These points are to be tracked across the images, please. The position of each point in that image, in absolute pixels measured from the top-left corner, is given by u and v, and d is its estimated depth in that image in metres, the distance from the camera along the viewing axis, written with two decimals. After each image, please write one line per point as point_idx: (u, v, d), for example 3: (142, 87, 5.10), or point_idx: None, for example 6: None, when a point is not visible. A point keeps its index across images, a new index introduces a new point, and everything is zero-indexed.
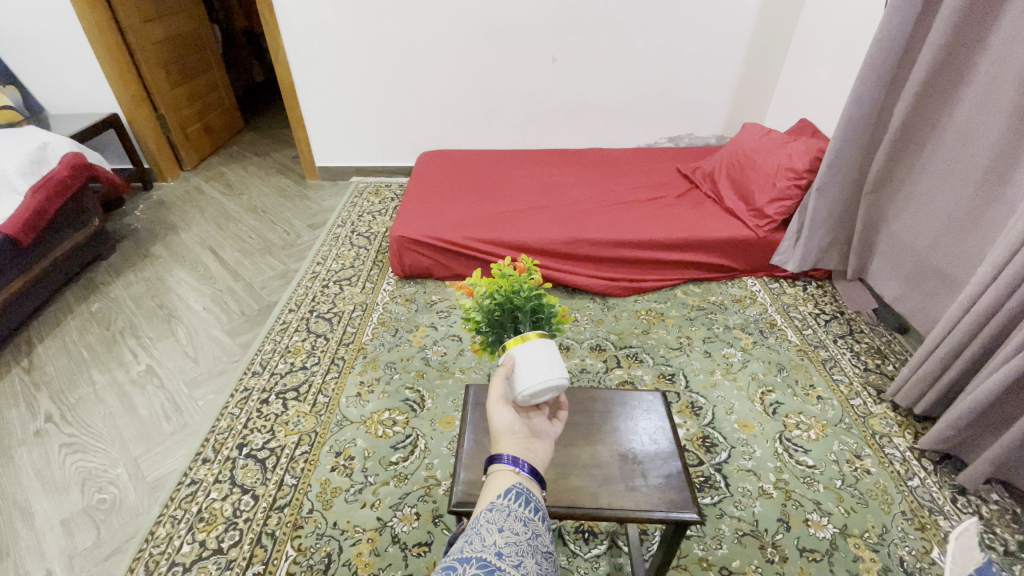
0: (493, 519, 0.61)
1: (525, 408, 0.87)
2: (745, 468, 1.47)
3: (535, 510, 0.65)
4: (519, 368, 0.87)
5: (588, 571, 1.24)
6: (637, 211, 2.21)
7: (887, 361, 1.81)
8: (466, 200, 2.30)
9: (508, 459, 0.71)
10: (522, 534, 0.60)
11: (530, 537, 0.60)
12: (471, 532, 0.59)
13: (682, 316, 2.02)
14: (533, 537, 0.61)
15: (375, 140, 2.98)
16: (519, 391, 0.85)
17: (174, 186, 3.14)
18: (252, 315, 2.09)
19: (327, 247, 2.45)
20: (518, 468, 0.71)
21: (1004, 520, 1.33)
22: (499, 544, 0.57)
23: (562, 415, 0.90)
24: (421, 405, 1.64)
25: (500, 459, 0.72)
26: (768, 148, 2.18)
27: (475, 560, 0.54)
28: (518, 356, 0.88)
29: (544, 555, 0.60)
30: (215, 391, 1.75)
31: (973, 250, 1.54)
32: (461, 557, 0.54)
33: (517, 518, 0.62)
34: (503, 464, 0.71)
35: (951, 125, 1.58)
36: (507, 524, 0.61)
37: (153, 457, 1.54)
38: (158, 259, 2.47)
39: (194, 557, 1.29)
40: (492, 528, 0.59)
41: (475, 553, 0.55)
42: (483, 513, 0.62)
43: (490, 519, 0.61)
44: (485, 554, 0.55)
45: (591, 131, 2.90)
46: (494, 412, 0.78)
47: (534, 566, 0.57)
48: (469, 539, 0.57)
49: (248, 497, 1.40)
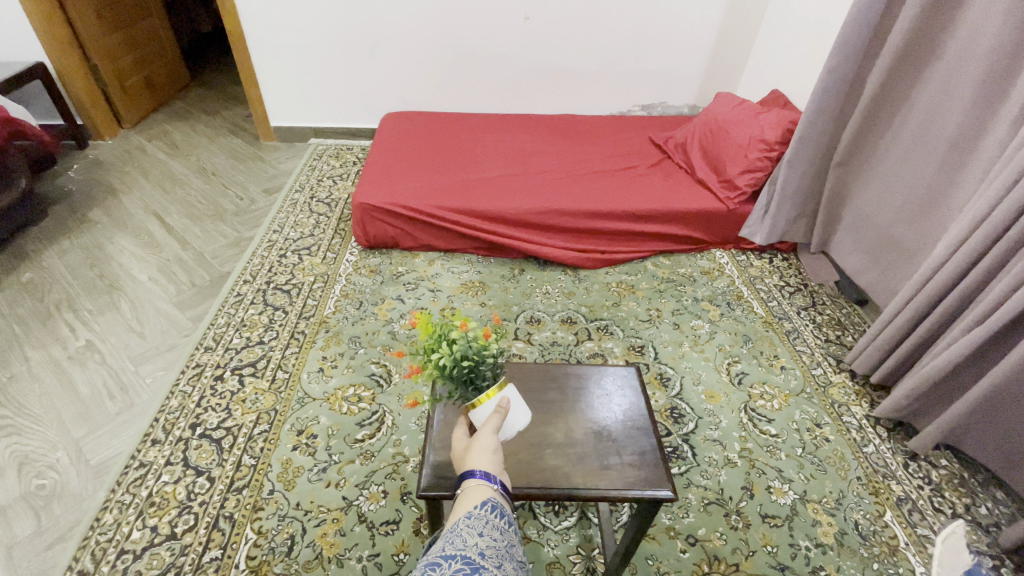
0: (472, 524, 0.64)
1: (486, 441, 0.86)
2: (712, 438, 1.50)
3: (509, 523, 0.68)
4: (517, 402, 0.90)
5: (557, 544, 1.24)
6: (609, 181, 2.17)
7: (846, 332, 1.86)
8: (433, 165, 2.20)
9: (480, 474, 0.72)
10: (499, 541, 0.63)
11: (507, 545, 0.63)
12: (452, 533, 0.62)
13: (652, 288, 2.01)
14: (509, 546, 0.63)
15: (335, 99, 2.80)
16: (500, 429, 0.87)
17: (112, 145, 2.89)
18: (203, 286, 1.96)
19: (284, 214, 2.31)
20: (491, 483, 0.71)
21: (952, 484, 1.39)
22: (480, 545, 0.60)
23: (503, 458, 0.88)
24: (387, 380, 1.59)
25: (473, 474, 0.72)
26: (740, 119, 2.15)
27: (459, 557, 0.57)
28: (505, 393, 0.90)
29: (518, 563, 0.63)
30: (163, 367, 1.64)
31: (934, 224, 1.58)
32: (445, 554, 0.57)
33: (495, 528, 0.64)
34: (476, 480, 0.71)
35: (919, 101, 1.58)
36: (487, 530, 0.64)
37: (98, 439, 1.44)
38: (96, 224, 2.27)
39: (145, 544, 1.21)
40: (473, 531, 0.62)
41: (458, 552, 0.58)
42: (463, 517, 0.65)
43: (469, 524, 0.63)
44: (468, 552, 0.58)
45: (564, 96, 2.80)
46: (480, 433, 0.78)
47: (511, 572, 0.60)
48: (451, 539, 0.60)
49: (203, 479, 1.33)
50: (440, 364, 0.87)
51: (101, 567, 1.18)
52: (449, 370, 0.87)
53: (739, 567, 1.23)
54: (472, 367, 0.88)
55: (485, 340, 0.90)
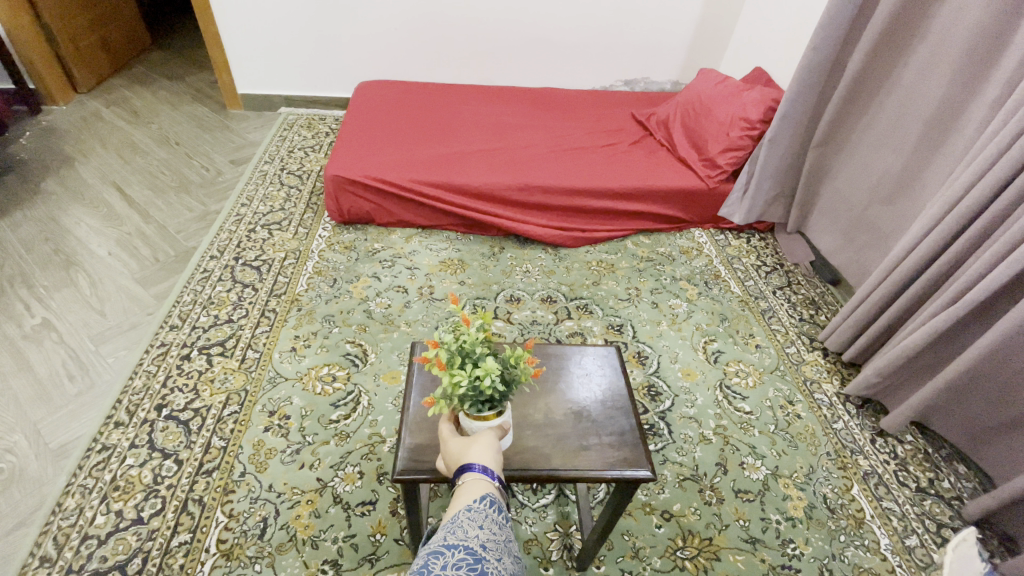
0: (473, 516, 0.65)
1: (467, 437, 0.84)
2: (688, 415, 1.51)
3: (508, 518, 0.68)
4: (508, 429, 0.87)
5: (535, 521, 1.25)
6: (590, 158, 2.13)
7: (820, 311, 1.89)
8: (409, 137, 2.13)
9: (479, 467, 0.73)
10: (500, 534, 0.64)
11: (506, 539, 0.64)
12: (454, 524, 0.63)
13: (632, 267, 2.00)
14: (508, 539, 0.64)
15: (306, 66, 2.66)
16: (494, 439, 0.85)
17: (67, 111, 2.71)
18: (168, 262, 1.87)
19: (252, 186, 2.21)
20: (489, 477, 0.72)
21: (917, 459, 1.44)
22: (482, 537, 0.61)
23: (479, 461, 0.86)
24: (363, 359, 1.55)
25: (471, 467, 0.73)
26: (724, 96, 2.13)
27: (462, 547, 0.58)
28: (504, 417, 0.85)
29: (516, 558, 0.64)
30: (126, 346, 1.57)
31: (909, 205, 1.59)
32: (449, 544, 0.58)
33: (495, 521, 0.65)
34: (475, 473, 0.72)
35: (900, 81, 1.58)
36: (487, 522, 0.64)
37: (57, 421, 1.37)
38: (50, 195, 2.14)
39: (109, 528, 1.17)
40: (474, 523, 0.63)
41: (461, 542, 0.59)
42: (463, 509, 0.66)
43: (470, 516, 0.64)
44: (470, 543, 0.59)
45: (545, 68, 2.73)
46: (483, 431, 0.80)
47: (511, 565, 0.61)
48: (453, 530, 0.61)
49: (170, 462, 1.28)
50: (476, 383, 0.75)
51: (64, 553, 1.13)
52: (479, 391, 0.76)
53: (713, 541, 1.25)
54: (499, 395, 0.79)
55: (528, 377, 0.80)
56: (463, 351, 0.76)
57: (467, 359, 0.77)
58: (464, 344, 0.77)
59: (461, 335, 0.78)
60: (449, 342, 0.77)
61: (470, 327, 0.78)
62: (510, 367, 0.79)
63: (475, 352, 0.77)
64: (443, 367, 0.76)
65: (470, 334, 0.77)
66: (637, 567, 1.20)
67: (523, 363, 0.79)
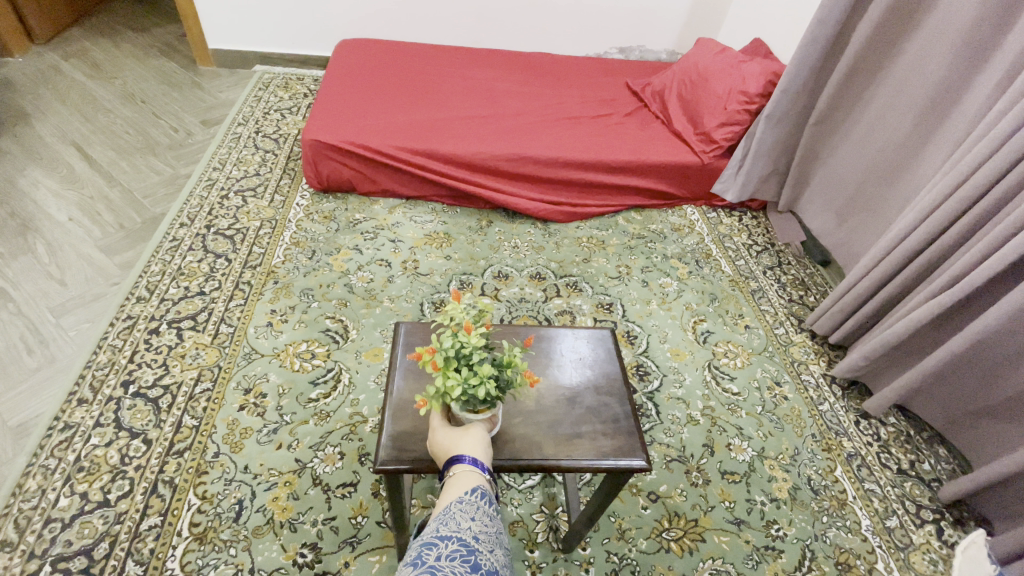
0: (465, 508, 0.62)
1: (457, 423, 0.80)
2: (676, 396, 1.50)
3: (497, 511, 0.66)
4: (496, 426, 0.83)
5: (521, 503, 1.22)
6: (582, 128, 2.05)
7: (809, 293, 1.87)
8: (393, 101, 2.01)
9: (469, 459, 0.70)
10: (491, 526, 0.62)
11: (497, 531, 0.62)
12: (445, 516, 0.61)
13: (622, 244, 1.95)
14: (499, 532, 0.62)
15: (282, 20, 2.49)
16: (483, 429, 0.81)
17: (23, 63, 2.50)
18: (134, 229, 1.76)
19: (225, 150, 2.08)
20: (478, 469, 0.70)
21: (899, 441, 1.45)
22: (474, 529, 0.59)
23: None
24: (344, 336, 1.49)
25: (461, 459, 0.70)
26: (722, 67, 2.05)
27: (455, 539, 0.56)
28: (495, 412, 0.80)
29: (506, 550, 0.62)
30: (90, 319, 1.47)
31: (906, 186, 1.56)
32: (441, 535, 0.56)
33: (486, 513, 0.63)
34: (465, 465, 0.70)
35: (903, 57, 1.52)
36: (478, 515, 0.62)
37: (15, 399, 1.29)
38: (5, 154, 1.98)
39: (74, 512, 1.11)
40: (466, 515, 0.61)
41: (453, 534, 0.57)
42: (454, 501, 0.63)
43: (461, 508, 0.62)
44: (463, 535, 0.57)
45: (538, 32, 2.60)
46: (472, 421, 0.77)
47: (503, 557, 0.59)
48: (444, 522, 0.59)
49: (138, 442, 1.22)
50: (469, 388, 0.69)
51: (26, 537, 1.07)
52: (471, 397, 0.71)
53: (698, 522, 1.25)
54: (491, 401, 0.74)
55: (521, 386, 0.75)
56: (460, 354, 0.71)
57: (462, 362, 0.72)
58: (462, 348, 0.71)
59: (459, 338, 0.72)
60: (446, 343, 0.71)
61: (470, 332, 0.71)
62: (506, 375, 0.74)
63: (472, 357, 0.71)
64: (437, 369, 0.71)
65: (471, 340, 0.71)
66: (623, 549, 1.18)
67: (520, 372, 0.74)
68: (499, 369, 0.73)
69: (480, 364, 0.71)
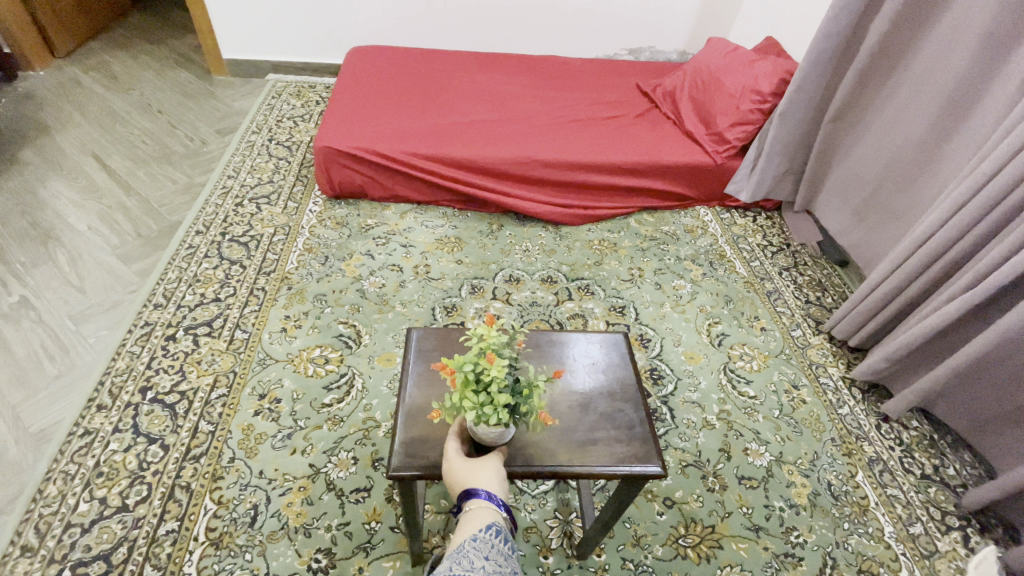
0: (478, 547, 0.61)
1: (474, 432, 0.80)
2: (691, 400, 1.48)
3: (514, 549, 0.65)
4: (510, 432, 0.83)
5: (534, 508, 1.21)
6: (593, 130, 2.04)
7: (827, 294, 1.84)
8: (403, 107, 2.02)
9: (484, 495, 0.70)
10: (506, 566, 0.60)
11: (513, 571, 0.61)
12: (457, 555, 0.60)
13: (635, 247, 1.94)
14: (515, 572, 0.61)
15: (295, 29, 2.52)
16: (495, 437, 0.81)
17: (44, 76, 2.57)
18: (151, 237, 1.78)
19: (239, 158, 2.11)
20: (494, 504, 0.69)
21: (922, 445, 1.41)
22: (488, 569, 0.58)
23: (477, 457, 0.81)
24: (356, 341, 1.49)
25: (477, 494, 0.70)
26: (734, 67, 2.03)
27: None
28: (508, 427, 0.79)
29: None
30: (109, 326, 1.50)
31: (927, 185, 1.53)
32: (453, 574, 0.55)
33: (500, 553, 0.62)
34: (480, 500, 0.69)
35: (922, 53, 1.49)
36: (492, 553, 0.61)
37: (37, 405, 1.32)
38: (27, 165, 2.03)
39: (93, 517, 1.13)
40: (479, 554, 0.60)
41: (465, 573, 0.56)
42: (467, 540, 0.63)
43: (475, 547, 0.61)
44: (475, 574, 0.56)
45: (547, 35, 2.60)
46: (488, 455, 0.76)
47: None
48: (457, 561, 0.58)
49: (156, 448, 1.23)
50: (483, 415, 0.70)
51: (46, 542, 1.09)
52: (484, 420, 0.71)
53: (716, 529, 1.23)
54: (502, 425, 0.74)
55: (534, 419, 0.74)
56: (480, 379, 0.70)
57: (484, 383, 0.71)
58: (483, 374, 0.69)
59: (483, 362, 0.70)
60: (470, 363, 0.70)
61: (494, 363, 0.69)
62: (521, 405, 0.73)
63: (492, 384, 0.70)
64: (456, 385, 0.71)
65: (492, 372, 0.68)
66: (639, 556, 1.17)
67: (534, 409, 0.73)
68: (516, 398, 0.72)
69: (498, 395, 0.69)
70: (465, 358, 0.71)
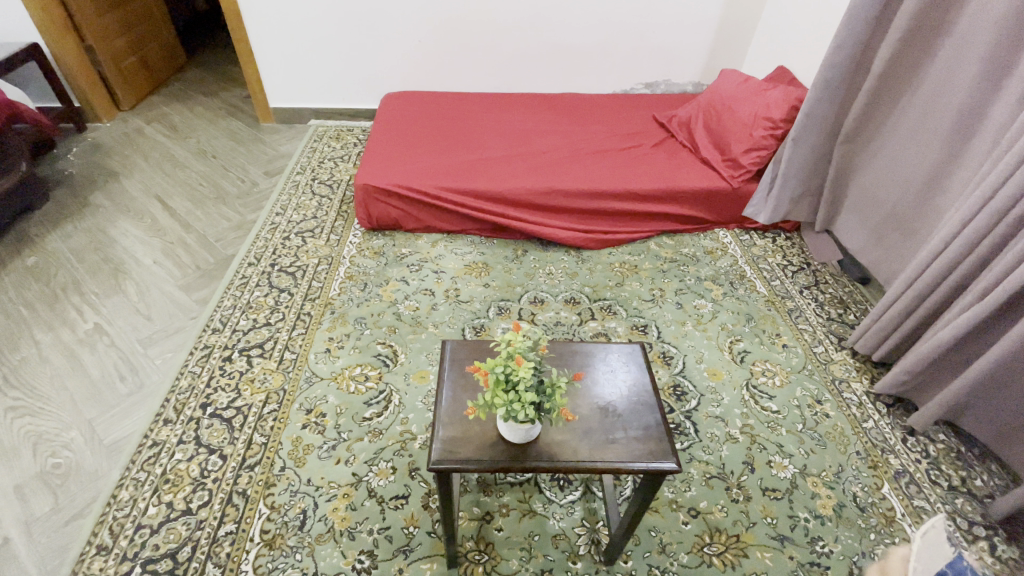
0: None
1: (507, 432, 0.90)
2: (714, 414, 1.52)
3: None
4: (537, 428, 0.91)
5: (562, 517, 1.27)
6: (612, 160, 2.16)
7: (848, 311, 1.87)
8: (436, 146, 2.19)
9: None
10: None
11: None
12: None
13: (655, 268, 2.02)
14: None
15: (335, 79, 2.76)
16: (523, 434, 0.90)
17: (111, 128, 2.87)
18: (208, 269, 1.97)
19: (286, 196, 2.31)
20: None
21: (950, 457, 1.41)
22: None
23: (506, 455, 0.90)
24: (394, 360, 1.61)
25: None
26: (746, 96, 2.13)
27: None
28: (534, 425, 0.88)
29: None
30: (172, 349, 1.66)
31: (940, 201, 1.58)
32: None
33: None
34: None
35: (927, 78, 1.57)
36: None
37: (111, 419, 1.46)
38: (99, 208, 2.27)
39: (161, 519, 1.24)
40: None
41: None
42: None
43: None
44: None
45: (567, 74, 2.78)
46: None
47: None
48: None
49: (215, 457, 1.36)
50: (512, 412, 0.79)
51: (119, 542, 1.21)
52: (513, 416, 0.81)
53: (740, 538, 1.25)
54: (529, 421, 0.83)
55: (558, 416, 0.83)
56: (510, 379, 0.79)
57: (513, 383, 0.80)
58: (512, 374, 0.79)
59: (511, 365, 0.80)
60: (501, 365, 0.80)
61: (522, 365, 0.79)
62: (546, 403, 0.82)
63: (520, 383, 0.79)
64: (488, 385, 0.81)
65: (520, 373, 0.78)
66: (665, 563, 1.21)
67: (557, 406, 0.82)
68: (541, 396, 0.81)
69: (525, 393, 0.79)
70: (496, 361, 0.81)
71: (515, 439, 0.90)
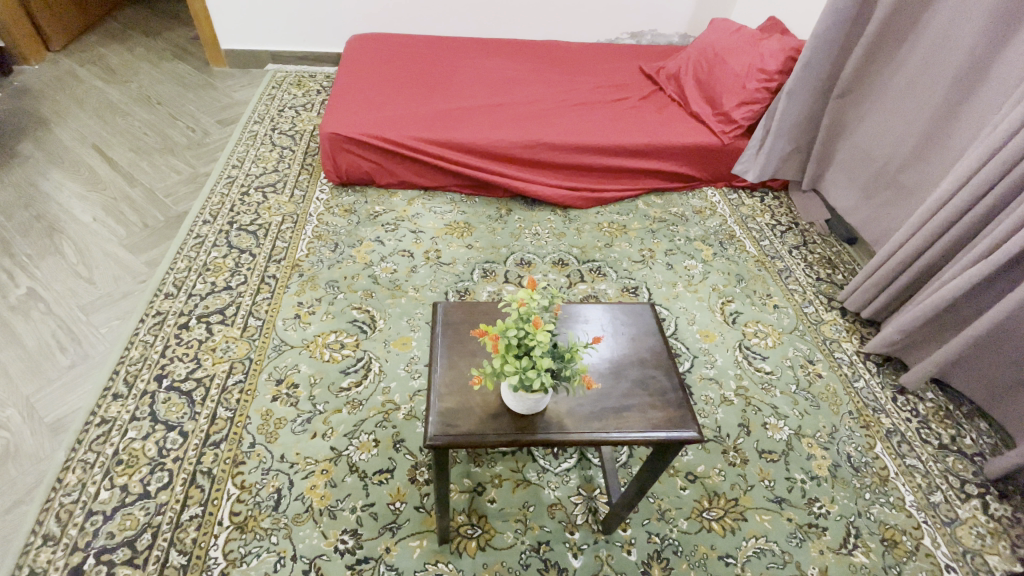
0: None
1: (517, 403, 0.81)
2: (708, 376, 1.48)
3: None
4: (545, 398, 0.82)
5: (557, 486, 1.21)
6: (598, 113, 2.03)
7: (837, 271, 1.84)
8: (409, 93, 2.01)
9: None
10: None
11: None
12: None
13: (644, 228, 1.93)
14: None
15: (294, 18, 2.49)
16: (531, 404, 0.80)
17: (39, 70, 2.53)
18: (158, 227, 1.77)
19: (243, 147, 2.09)
20: None
21: (939, 416, 1.42)
22: None
23: (509, 430, 0.81)
24: (371, 326, 1.48)
25: None
26: (739, 46, 2.02)
27: None
28: (544, 395, 0.79)
29: None
30: (119, 316, 1.48)
31: (936, 158, 1.53)
32: None
33: None
34: None
35: (930, 25, 1.49)
36: None
37: (52, 395, 1.30)
38: (27, 158, 2.00)
39: (115, 504, 1.12)
40: None
41: None
42: None
43: None
44: None
45: (549, 20, 2.59)
46: None
47: None
48: None
49: (174, 434, 1.22)
50: (524, 382, 0.71)
51: (68, 531, 1.08)
52: (525, 385, 0.72)
53: (738, 501, 1.23)
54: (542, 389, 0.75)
55: (577, 383, 0.75)
56: (523, 344, 0.70)
57: (526, 348, 0.71)
58: (527, 339, 0.70)
59: (525, 330, 0.70)
60: (513, 328, 0.71)
61: (538, 328, 0.69)
62: (563, 369, 0.73)
63: (535, 349, 0.70)
64: (497, 350, 0.72)
65: (537, 337, 0.69)
66: (664, 530, 1.17)
67: (576, 373, 0.73)
68: (557, 362, 0.73)
69: (540, 359, 0.70)
70: (508, 323, 0.71)
71: (521, 408, 0.81)
